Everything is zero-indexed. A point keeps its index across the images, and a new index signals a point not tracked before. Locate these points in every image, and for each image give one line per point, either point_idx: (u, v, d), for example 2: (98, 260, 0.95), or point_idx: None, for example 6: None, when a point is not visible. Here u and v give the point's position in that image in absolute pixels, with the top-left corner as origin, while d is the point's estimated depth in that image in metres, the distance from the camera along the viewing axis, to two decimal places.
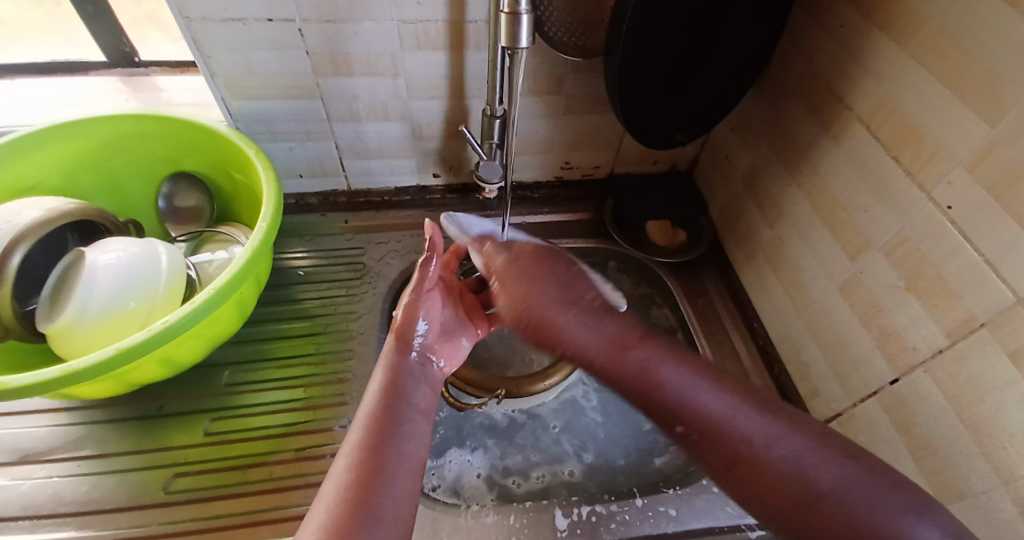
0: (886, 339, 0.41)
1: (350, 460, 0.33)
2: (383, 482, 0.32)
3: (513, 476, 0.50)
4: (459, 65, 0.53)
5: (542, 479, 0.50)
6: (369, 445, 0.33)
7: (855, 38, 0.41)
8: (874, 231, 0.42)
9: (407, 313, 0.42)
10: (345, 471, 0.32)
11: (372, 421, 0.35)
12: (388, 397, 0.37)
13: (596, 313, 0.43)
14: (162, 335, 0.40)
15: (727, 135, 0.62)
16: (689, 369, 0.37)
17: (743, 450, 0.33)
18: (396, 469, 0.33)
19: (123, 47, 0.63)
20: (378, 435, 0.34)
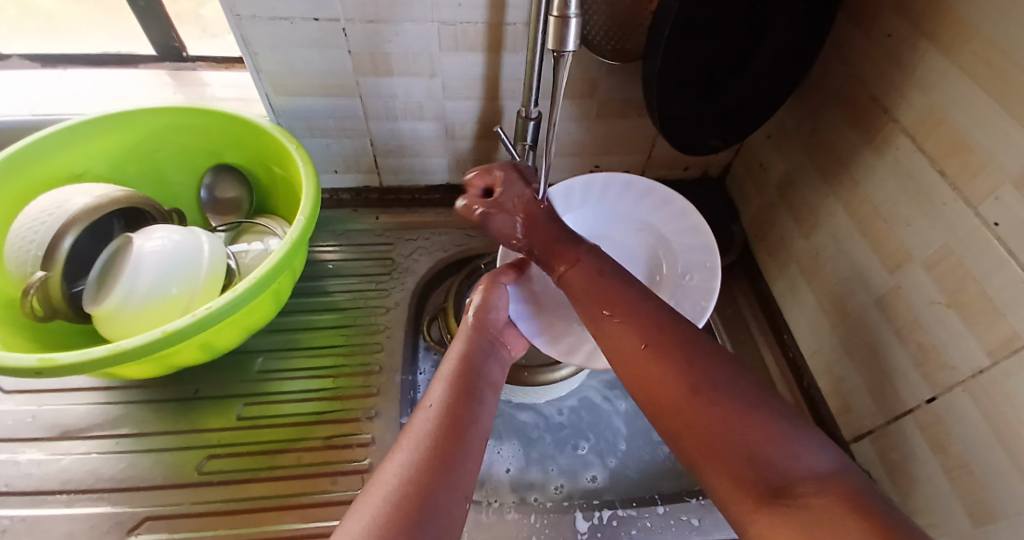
0: (923, 355, 0.41)
1: (434, 411, 0.34)
2: (462, 439, 0.32)
3: (538, 476, 0.50)
4: (495, 67, 0.54)
5: (561, 489, 0.49)
6: (449, 403, 0.35)
7: (902, 49, 0.41)
8: (915, 244, 0.41)
9: (483, 297, 0.45)
10: (429, 422, 0.33)
11: (451, 381, 0.37)
12: (469, 367, 0.39)
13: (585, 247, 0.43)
14: (205, 321, 0.42)
15: (763, 143, 0.61)
16: (637, 312, 0.36)
17: (664, 390, 0.32)
18: (472, 433, 0.33)
19: (172, 42, 0.66)
20: (459, 398, 0.35)
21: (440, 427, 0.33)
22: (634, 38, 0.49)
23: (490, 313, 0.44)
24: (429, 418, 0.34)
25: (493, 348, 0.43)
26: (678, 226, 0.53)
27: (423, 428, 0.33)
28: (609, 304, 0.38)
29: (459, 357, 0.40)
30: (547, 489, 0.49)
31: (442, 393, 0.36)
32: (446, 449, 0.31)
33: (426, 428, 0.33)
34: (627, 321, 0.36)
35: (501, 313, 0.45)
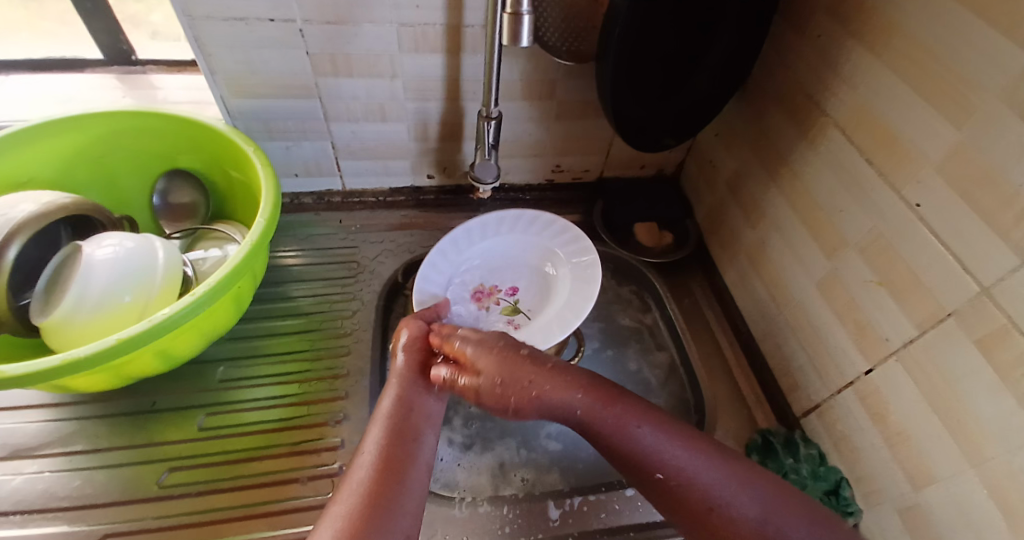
0: (861, 332, 0.44)
1: (371, 465, 0.35)
2: (399, 494, 0.33)
3: (508, 466, 0.50)
4: (456, 68, 0.55)
5: (525, 477, 0.49)
6: (384, 458, 0.35)
7: (832, 47, 0.44)
8: (850, 229, 0.44)
9: (415, 335, 0.45)
10: (359, 485, 0.33)
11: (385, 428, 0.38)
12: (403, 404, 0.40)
13: (563, 369, 0.40)
14: (161, 327, 0.40)
15: (712, 140, 0.64)
16: (655, 426, 0.37)
17: (713, 505, 0.33)
18: (413, 476, 0.35)
19: (121, 45, 0.63)
20: (393, 442, 0.36)
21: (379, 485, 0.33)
22: (588, 40, 0.52)
23: (424, 346, 0.45)
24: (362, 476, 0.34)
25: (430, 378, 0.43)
26: (561, 238, 0.61)
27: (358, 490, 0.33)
28: (664, 448, 0.35)
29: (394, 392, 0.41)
30: (512, 481, 0.49)
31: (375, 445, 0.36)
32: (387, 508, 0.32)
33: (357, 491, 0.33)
34: (680, 459, 0.35)
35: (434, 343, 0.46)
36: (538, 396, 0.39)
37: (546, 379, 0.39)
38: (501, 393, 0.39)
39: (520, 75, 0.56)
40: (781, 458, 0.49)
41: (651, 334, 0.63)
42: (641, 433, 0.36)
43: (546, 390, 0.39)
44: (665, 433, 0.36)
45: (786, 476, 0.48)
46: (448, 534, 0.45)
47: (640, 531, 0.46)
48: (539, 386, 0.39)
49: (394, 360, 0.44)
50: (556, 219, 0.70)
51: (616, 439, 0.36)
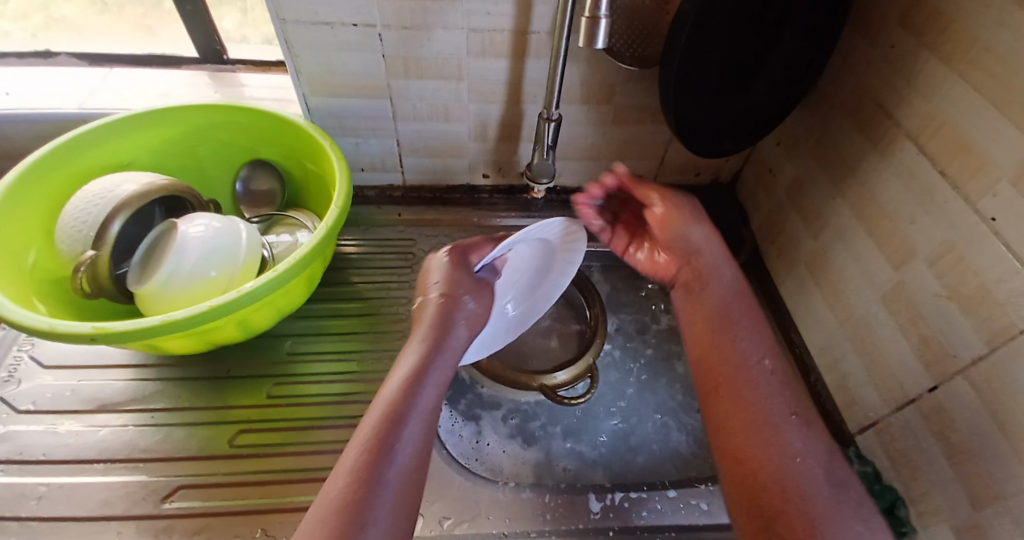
0: (927, 347, 0.42)
1: (378, 422, 0.33)
2: (389, 465, 0.32)
3: (549, 457, 0.51)
4: (519, 72, 0.57)
5: (569, 469, 0.51)
6: (386, 423, 0.33)
7: (905, 58, 0.44)
8: (919, 241, 0.43)
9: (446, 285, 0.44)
10: (357, 452, 0.32)
11: (395, 392, 0.36)
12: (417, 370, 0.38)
13: (723, 264, 0.48)
14: (247, 298, 0.44)
15: (773, 150, 0.64)
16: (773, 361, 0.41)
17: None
18: (407, 448, 0.33)
19: (214, 45, 0.70)
20: (399, 405, 0.35)
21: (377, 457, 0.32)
22: (652, 46, 0.53)
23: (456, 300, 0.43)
24: (357, 447, 0.32)
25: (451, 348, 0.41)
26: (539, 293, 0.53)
27: (351, 462, 0.32)
28: (757, 346, 0.42)
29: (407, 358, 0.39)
30: (558, 472, 0.50)
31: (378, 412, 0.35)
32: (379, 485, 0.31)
33: (349, 468, 0.31)
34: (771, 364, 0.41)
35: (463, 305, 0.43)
36: (691, 249, 0.48)
37: (713, 258, 0.48)
38: (659, 222, 0.51)
39: (580, 80, 0.57)
40: None
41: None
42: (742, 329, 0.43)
43: (688, 227, 0.50)
44: (743, 301, 0.45)
45: None
46: (495, 516, 0.46)
47: (681, 532, 0.46)
48: (694, 233, 0.49)
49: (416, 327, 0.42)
50: None
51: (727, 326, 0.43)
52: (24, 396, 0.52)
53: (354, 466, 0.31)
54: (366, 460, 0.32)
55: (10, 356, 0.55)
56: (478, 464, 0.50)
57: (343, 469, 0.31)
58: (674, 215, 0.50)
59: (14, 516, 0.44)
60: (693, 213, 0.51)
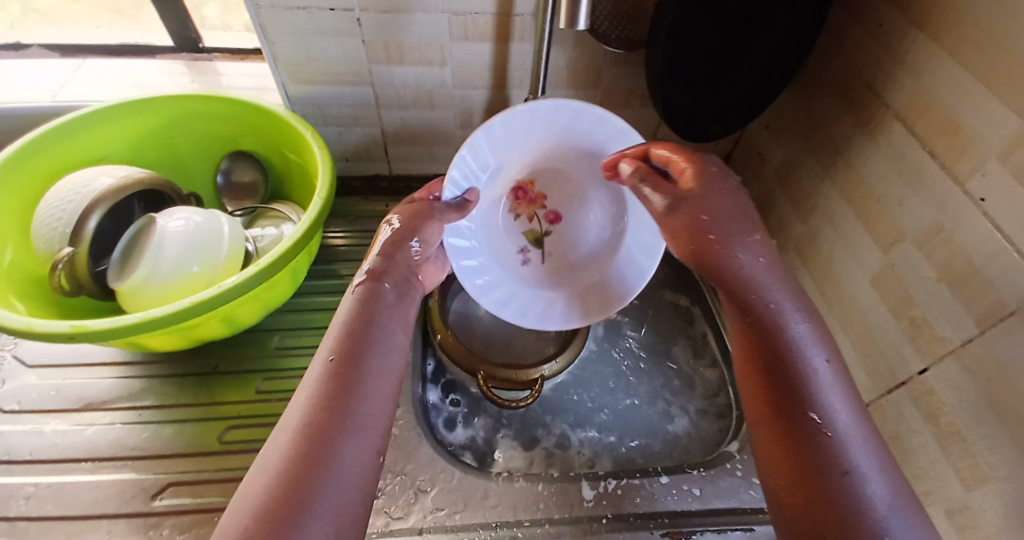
0: (916, 328, 0.42)
1: (314, 393, 0.33)
2: (330, 435, 0.31)
3: (561, 445, 0.53)
4: (503, 56, 0.56)
5: (584, 452, 0.53)
6: (323, 392, 0.33)
7: (893, 36, 0.43)
8: (908, 222, 0.43)
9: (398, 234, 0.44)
10: (293, 427, 0.31)
11: (332, 358, 0.35)
12: (347, 351, 0.35)
13: (772, 253, 0.40)
14: (230, 293, 0.43)
15: (762, 132, 0.63)
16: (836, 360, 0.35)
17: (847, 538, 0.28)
18: (350, 411, 0.32)
19: (189, 33, 0.68)
20: (339, 371, 0.34)
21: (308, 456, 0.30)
22: (638, 27, 0.52)
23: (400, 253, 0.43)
24: (282, 448, 0.30)
25: (387, 322, 0.39)
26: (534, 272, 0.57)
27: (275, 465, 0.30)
28: (824, 387, 0.34)
29: (334, 338, 0.36)
30: (573, 458, 0.52)
31: (302, 408, 0.32)
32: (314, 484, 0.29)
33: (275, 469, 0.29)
34: (832, 401, 0.33)
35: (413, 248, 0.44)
36: (748, 274, 0.38)
37: (766, 283, 0.38)
38: (696, 232, 0.40)
39: (566, 63, 0.56)
40: None
41: (703, 346, 0.62)
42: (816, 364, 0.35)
43: (741, 250, 0.39)
44: (817, 338, 0.36)
45: None
46: (488, 506, 0.46)
47: (674, 517, 0.46)
48: (753, 259, 0.39)
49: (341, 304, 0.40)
50: None
51: (793, 362, 0.34)
52: (7, 397, 0.51)
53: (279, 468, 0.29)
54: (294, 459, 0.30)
55: None
56: (488, 461, 0.51)
57: (268, 471, 0.29)
58: (686, 212, 0.41)
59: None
60: (750, 224, 0.41)
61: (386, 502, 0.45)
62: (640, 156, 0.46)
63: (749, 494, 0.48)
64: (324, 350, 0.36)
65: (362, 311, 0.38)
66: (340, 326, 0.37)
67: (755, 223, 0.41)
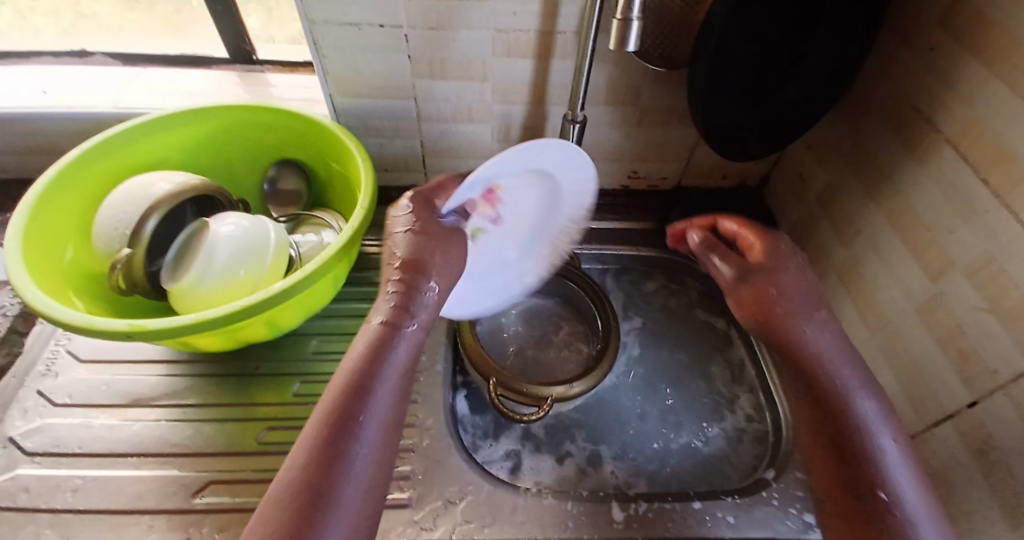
0: (965, 362, 0.41)
1: (313, 449, 0.31)
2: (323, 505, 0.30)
3: (592, 466, 0.53)
4: (544, 73, 0.56)
5: (617, 474, 0.53)
6: (322, 449, 0.31)
7: (944, 61, 0.42)
8: (958, 251, 0.42)
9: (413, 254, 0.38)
10: (289, 489, 0.30)
11: (335, 409, 0.33)
12: (354, 404, 0.33)
13: (838, 328, 0.40)
14: (276, 298, 0.45)
15: (803, 153, 0.62)
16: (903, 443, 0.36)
17: None
18: (346, 477, 0.31)
19: (244, 45, 0.71)
20: (340, 426, 0.32)
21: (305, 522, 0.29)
22: (681, 47, 0.52)
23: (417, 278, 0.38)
24: (280, 510, 0.29)
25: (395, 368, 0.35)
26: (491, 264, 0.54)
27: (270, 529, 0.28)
28: (895, 473, 0.35)
29: (345, 378, 0.34)
30: (606, 479, 0.52)
31: (302, 465, 0.31)
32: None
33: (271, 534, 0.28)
34: (901, 486, 0.34)
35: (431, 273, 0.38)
36: (816, 351, 0.39)
37: (836, 362, 0.38)
38: (762, 304, 0.40)
39: (605, 81, 0.57)
40: None
41: (740, 374, 0.61)
42: (883, 443, 0.36)
43: (809, 326, 0.40)
44: (883, 418, 0.37)
45: None
46: (517, 521, 0.46)
47: None
48: (821, 334, 0.39)
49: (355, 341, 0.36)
50: (628, 225, 0.71)
51: (866, 444, 0.36)
52: (60, 389, 0.53)
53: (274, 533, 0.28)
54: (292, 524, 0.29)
55: (48, 351, 0.57)
56: (523, 476, 0.52)
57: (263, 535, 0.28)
58: (757, 286, 0.41)
59: (49, 507, 0.46)
60: (817, 299, 0.41)
61: (416, 512, 0.46)
62: (707, 226, 0.49)
63: (785, 525, 0.47)
64: (332, 395, 0.34)
65: (376, 356, 0.35)
66: (349, 369, 0.34)
67: (821, 296, 0.41)
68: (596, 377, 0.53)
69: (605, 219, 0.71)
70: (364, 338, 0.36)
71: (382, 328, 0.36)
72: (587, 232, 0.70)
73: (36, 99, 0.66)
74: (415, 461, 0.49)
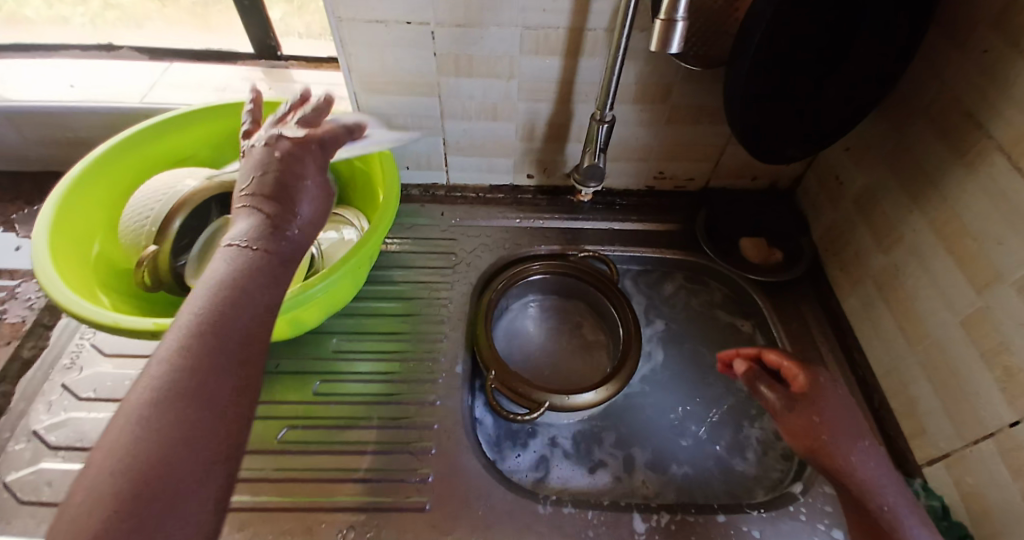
0: (1012, 381, 0.39)
1: (167, 367, 0.27)
2: (190, 415, 0.26)
3: (623, 474, 0.53)
4: (571, 71, 0.55)
5: (648, 483, 0.53)
6: (180, 363, 0.27)
7: (1001, 63, 0.40)
8: (1008, 264, 0.40)
9: (283, 170, 0.37)
10: (140, 405, 0.26)
11: (192, 325, 0.29)
12: (224, 324, 0.30)
13: (882, 456, 0.40)
14: (297, 297, 0.45)
15: (840, 155, 0.60)
16: None
17: None
18: (212, 387, 0.28)
19: (269, 41, 0.71)
20: (200, 341, 0.28)
21: (170, 447, 0.25)
22: (718, 46, 0.51)
23: (289, 190, 0.36)
24: (125, 441, 0.24)
25: (262, 283, 0.33)
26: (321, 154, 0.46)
27: (118, 462, 0.24)
28: None
29: (203, 295, 0.30)
30: (638, 487, 0.52)
31: (150, 392, 0.26)
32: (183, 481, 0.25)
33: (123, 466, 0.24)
34: None
35: (303, 186, 0.37)
36: (863, 478, 0.38)
37: (882, 486, 0.38)
38: (811, 432, 0.40)
39: (635, 79, 0.55)
40: None
41: None
42: None
43: (855, 453, 0.39)
44: None
45: None
46: (535, 529, 0.45)
47: None
48: (867, 463, 0.39)
49: (209, 265, 0.32)
50: (652, 226, 0.68)
51: None
52: (84, 384, 0.54)
53: (126, 465, 0.24)
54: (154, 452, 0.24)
55: (72, 344, 0.57)
56: (552, 483, 0.53)
57: (114, 469, 0.24)
58: (802, 416, 0.41)
59: None
60: (862, 428, 0.41)
61: (433, 515, 0.46)
62: (752, 357, 0.48)
63: None
64: (190, 318, 0.29)
65: (248, 275, 0.32)
66: (206, 288, 0.31)
67: (864, 426, 0.41)
68: (614, 386, 0.52)
69: (629, 220, 0.69)
70: (220, 260, 0.32)
71: (249, 248, 0.33)
72: (610, 233, 0.68)
73: (65, 93, 0.66)
74: (432, 463, 0.49)
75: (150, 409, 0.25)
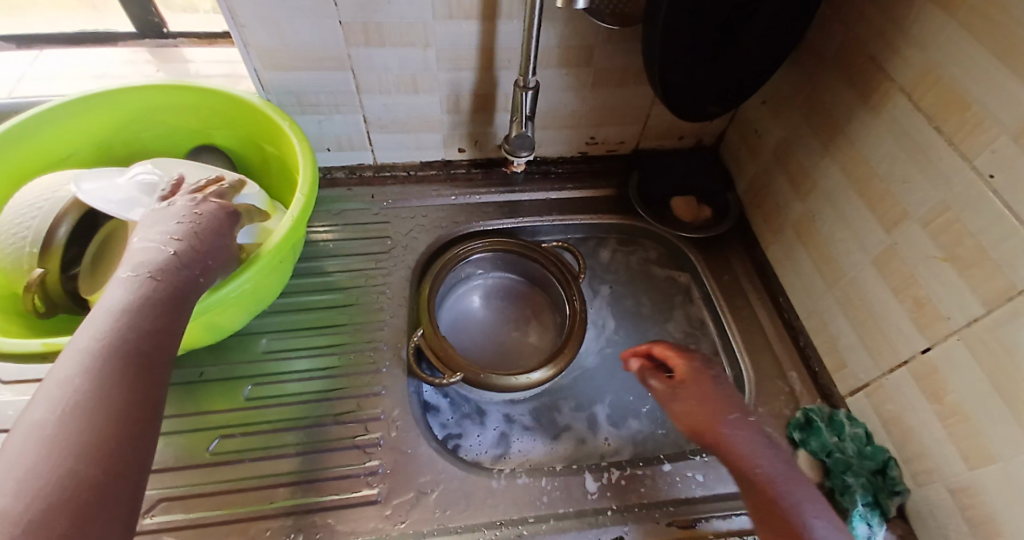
0: (920, 309, 0.42)
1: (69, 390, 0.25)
2: (100, 435, 0.24)
3: (584, 436, 0.54)
4: (490, 35, 0.53)
5: (611, 441, 0.54)
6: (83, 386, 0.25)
7: (899, 6, 0.41)
8: (912, 201, 0.42)
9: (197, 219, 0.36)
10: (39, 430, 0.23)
11: (97, 348, 0.27)
12: (131, 353, 0.28)
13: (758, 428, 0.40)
14: (209, 301, 0.41)
15: (758, 109, 0.61)
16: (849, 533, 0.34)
17: None
18: (121, 408, 0.26)
19: (152, 17, 0.63)
20: (105, 363, 0.27)
21: (82, 474, 0.23)
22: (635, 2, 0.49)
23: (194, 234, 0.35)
24: (24, 464, 0.22)
25: (171, 310, 0.31)
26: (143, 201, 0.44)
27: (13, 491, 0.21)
28: None
29: (104, 320, 0.28)
30: (600, 447, 0.53)
31: (50, 416, 0.24)
32: (94, 509, 0.22)
33: (18, 495, 0.21)
34: None
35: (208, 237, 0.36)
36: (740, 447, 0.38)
37: (759, 449, 0.38)
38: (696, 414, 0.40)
39: (557, 42, 0.53)
40: (826, 436, 0.47)
41: (702, 332, 0.62)
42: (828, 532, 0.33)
43: (732, 424, 0.39)
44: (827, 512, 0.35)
45: (831, 455, 0.46)
46: (492, 505, 0.45)
47: (679, 505, 0.46)
48: (740, 434, 0.38)
49: (102, 299, 0.30)
50: (588, 193, 0.68)
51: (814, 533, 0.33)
52: None
53: (25, 492, 0.21)
54: (60, 477, 0.22)
55: None
56: (512, 456, 0.53)
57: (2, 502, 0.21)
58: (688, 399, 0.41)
59: None
60: (732, 402, 0.41)
61: (386, 506, 0.45)
62: (644, 354, 0.47)
63: None
64: (90, 343, 0.27)
65: (151, 305, 0.30)
66: (107, 314, 0.29)
67: (741, 401, 0.41)
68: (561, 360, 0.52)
69: (564, 188, 0.69)
70: (117, 292, 0.30)
71: (153, 280, 0.31)
72: (547, 203, 0.68)
73: None
74: (381, 455, 0.47)
75: (46, 439, 0.23)
